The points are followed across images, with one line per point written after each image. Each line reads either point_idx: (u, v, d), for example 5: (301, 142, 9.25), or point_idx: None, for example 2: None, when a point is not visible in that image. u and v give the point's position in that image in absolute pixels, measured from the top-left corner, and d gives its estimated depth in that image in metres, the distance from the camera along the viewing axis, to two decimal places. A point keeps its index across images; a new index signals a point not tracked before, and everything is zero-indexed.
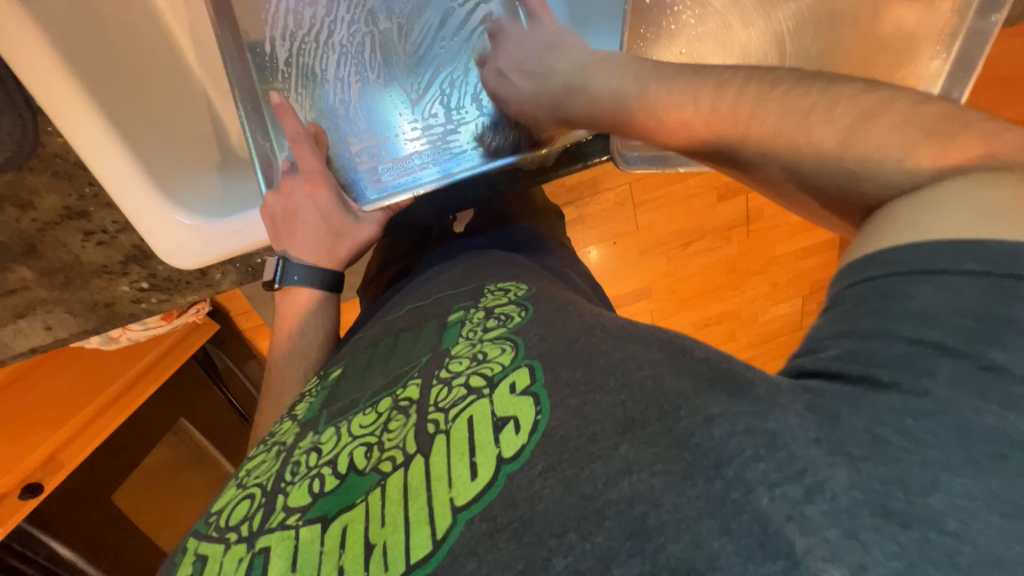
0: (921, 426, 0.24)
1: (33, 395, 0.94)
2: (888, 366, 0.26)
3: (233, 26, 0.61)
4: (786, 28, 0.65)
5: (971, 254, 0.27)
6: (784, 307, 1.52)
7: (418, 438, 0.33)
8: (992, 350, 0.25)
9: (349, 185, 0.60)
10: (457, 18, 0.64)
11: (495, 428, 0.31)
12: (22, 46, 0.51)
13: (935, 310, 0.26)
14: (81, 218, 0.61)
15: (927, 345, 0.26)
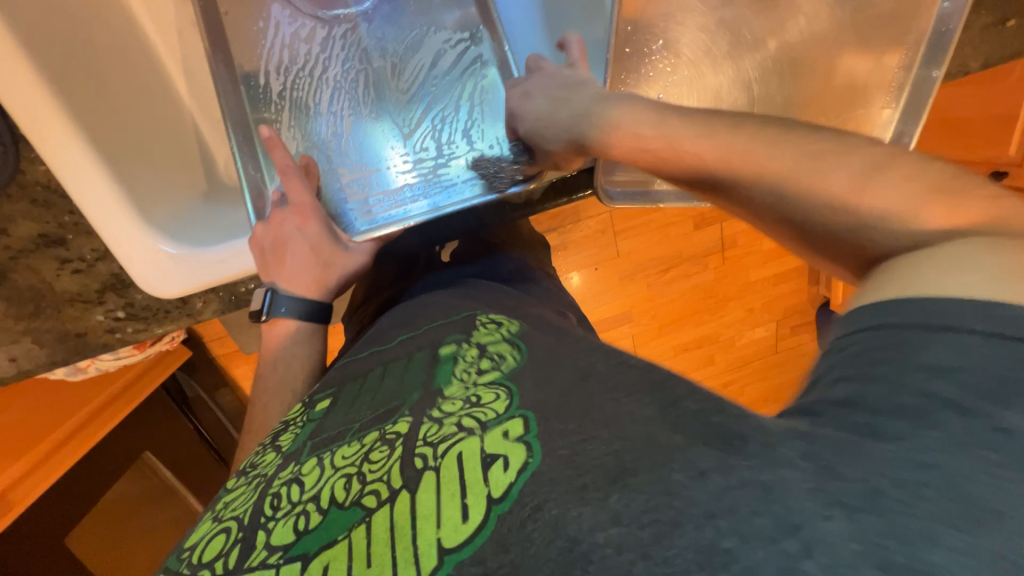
0: (919, 478, 0.25)
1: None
2: (899, 415, 0.27)
3: (227, 60, 0.63)
4: (753, 75, 0.71)
5: (961, 316, 0.28)
6: (761, 330, 1.58)
7: (404, 472, 0.33)
8: (993, 411, 0.26)
9: (339, 216, 0.60)
10: (449, 59, 0.67)
11: (483, 466, 0.31)
12: (9, 76, 0.50)
13: (947, 363, 0.28)
14: (57, 246, 0.59)
15: (937, 398, 0.27)
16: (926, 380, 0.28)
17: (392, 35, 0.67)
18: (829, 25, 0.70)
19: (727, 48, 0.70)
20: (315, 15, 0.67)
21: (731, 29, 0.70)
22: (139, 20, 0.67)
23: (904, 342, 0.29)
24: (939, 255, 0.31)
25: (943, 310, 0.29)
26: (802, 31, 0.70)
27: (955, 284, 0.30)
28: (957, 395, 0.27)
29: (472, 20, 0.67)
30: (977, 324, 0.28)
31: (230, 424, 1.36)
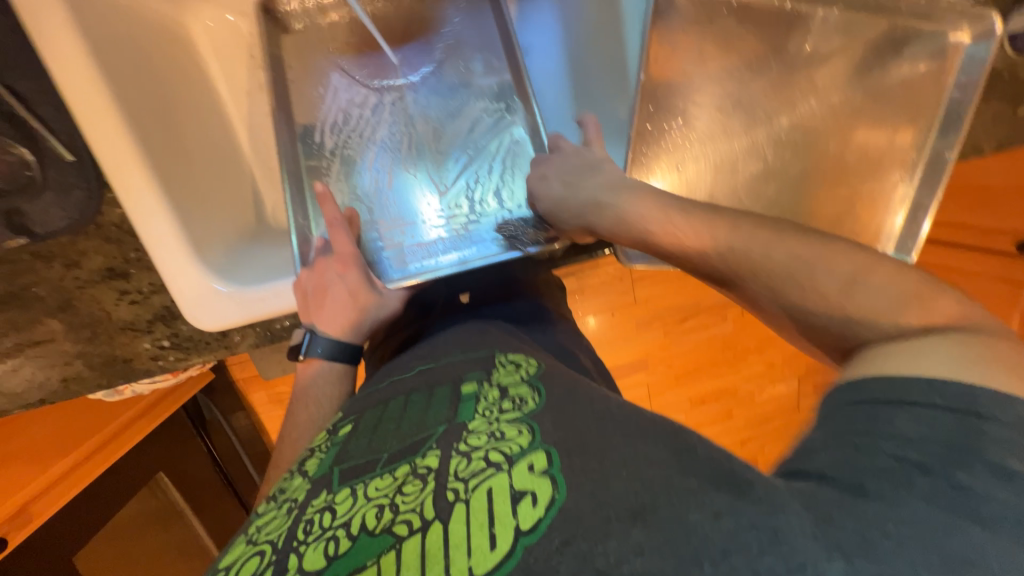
0: (906, 531, 0.26)
1: (24, 438, 0.94)
2: (877, 477, 0.29)
3: (288, 120, 0.70)
4: (769, 147, 0.74)
5: (926, 391, 0.31)
6: (781, 387, 1.54)
7: (436, 504, 0.35)
8: (962, 474, 0.28)
9: (374, 263, 0.65)
10: (486, 126, 0.73)
11: (512, 500, 0.33)
12: (104, 133, 0.58)
13: (920, 437, 0.30)
14: (119, 278, 0.65)
15: (912, 463, 0.29)
16: (951, 458, 0.28)
17: (436, 103, 0.74)
18: (846, 102, 0.73)
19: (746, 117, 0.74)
20: (369, 83, 0.74)
21: (745, 105, 0.73)
22: (214, 85, 0.76)
23: (932, 419, 0.30)
24: (962, 346, 0.33)
25: (965, 393, 0.30)
26: (818, 106, 0.74)
27: (924, 362, 0.32)
28: (932, 461, 0.29)
29: (507, 91, 0.74)
30: (939, 400, 0.30)
31: (241, 451, 1.37)
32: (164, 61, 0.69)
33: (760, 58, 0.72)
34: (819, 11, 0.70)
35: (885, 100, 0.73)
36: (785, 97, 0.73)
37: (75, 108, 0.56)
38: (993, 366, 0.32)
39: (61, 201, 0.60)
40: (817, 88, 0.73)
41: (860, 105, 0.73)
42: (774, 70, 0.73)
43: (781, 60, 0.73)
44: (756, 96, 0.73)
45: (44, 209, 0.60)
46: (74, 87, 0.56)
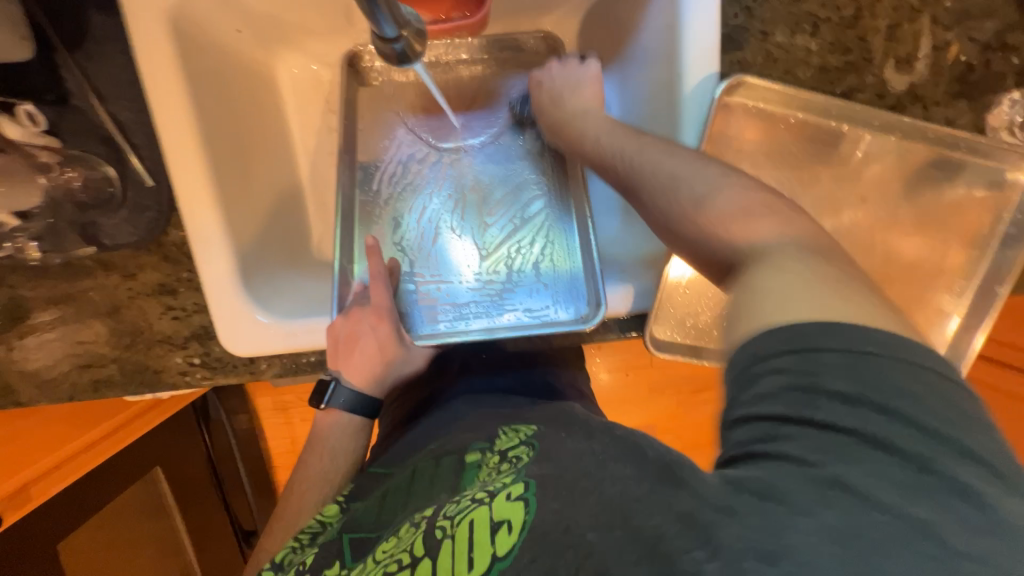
0: (782, 488, 0.31)
1: (31, 420, 1.00)
2: (784, 438, 0.33)
3: (351, 165, 0.73)
4: None
5: (820, 332, 0.35)
6: None
7: (426, 543, 0.41)
8: (847, 422, 0.32)
9: (407, 316, 0.69)
10: (534, 198, 0.75)
11: (491, 529, 0.38)
12: (185, 164, 0.62)
13: (815, 390, 0.34)
14: (168, 295, 0.68)
15: (799, 415, 0.33)
16: (861, 411, 0.33)
17: (491, 169, 0.77)
18: (900, 214, 0.71)
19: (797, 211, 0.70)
20: (431, 142, 0.78)
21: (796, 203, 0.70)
22: (287, 119, 0.79)
23: (851, 371, 0.34)
24: (814, 266, 0.40)
25: (862, 346, 0.34)
26: (869, 214, 0.71)
27: (803, 307, 0.37)
28: (813, 409, 0.33)
29: (558, 165, 0.76)
30: (835, 345, 0.35)
31: (236, 449, 1.38)
32: (247, 92, 0.72)
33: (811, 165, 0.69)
34: (873, 135, 0.68)
35: (941, 219, 0.71)
36: (828, 202, 0.70)
37: (166, 140, 0.61)
38: (850, 296, 0.38)
39: (133, 219, 0.64)
40: (867, 200, 0.70)
41: (915, 220, 0.71)
42: (823, 178, 0.70)
43: (832, 175, 0.70)
44: (802, 209, 0.70)
45: (115, 224, 0.64)
46: (168, 122, 0.61)
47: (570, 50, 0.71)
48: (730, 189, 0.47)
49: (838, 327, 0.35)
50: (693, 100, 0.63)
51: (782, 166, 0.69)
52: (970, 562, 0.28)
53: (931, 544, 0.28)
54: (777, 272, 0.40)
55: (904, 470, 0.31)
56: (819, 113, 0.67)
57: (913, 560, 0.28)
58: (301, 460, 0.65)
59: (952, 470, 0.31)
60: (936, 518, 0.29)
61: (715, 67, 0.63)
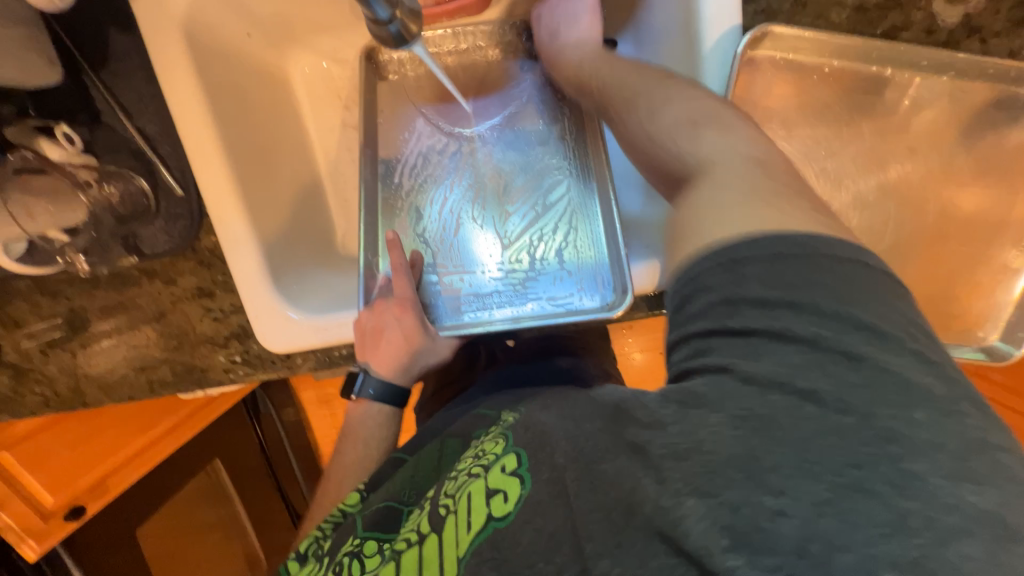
0: (713, 400, 0.34)
1: (99, 419, 1.04)
2: (733, 352, 0.35)
3: (371, 159, 0.74)
4: (858, 209, 0.65)
5: (768, 243, 0.36)
6: None
7: (431, 520, 0.46)
8: (786, 329, 0.34)
9: (430, 307, 0.69)
10: (555, 183, 0.74)
11: (488, 496, 0.42)
12: (210, 171, 0.64)
13: (755, 303, 0.35)
14: (207, 297, 0.72)
15: (743, 330, 0.35)
16: (775, 314, 0.35)
17: (508, 154, 0.76)
18: (957, 164, 0.64)
19: (837, 170, 0.64)
20: (448, 131, 0.78)
21: (837, 160, 0.64)
22: (303, 119, 0.80)
23: (771, 276, 0.35)
24: (748, 176, 0.41)
25: (798, 247, 0.36)
26: (920, 167, 0.64)
27: (738, 221, 0.38)
28: (755, 321, 0.35)
29: (580, 147, 0.74)
30: (768, 253, 0.36)
31: (287, 440, 1.43)
32: (262, 95, 0.73)
33: (853, 118, 0.64)
34: (923, 78, 0.61)
35: (1006, 166, 0.64)
36: (871, 157, 0.64)
37: (190, 149, 0.64)
38: (764, 201, 0.39)
39: (168, 228, 0.67)
40: (917, 152, 0.64)
41: (974, 170, 0.64)
42: (865, 131, 0.64)
43: (873, 127, 0.64)
44: (842, 167, 0.64)
45: (153, 232, 0.68)
46: (190, 132, 0.63)
47: (577, 12, 0.66)
48: (703, 132, 0.46)
49: (770, 235, 0.36)
50: (715, 59, 0.59)
51: (816, 122, 0.64)
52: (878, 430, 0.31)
53: (864, 434, 0.31)
54: (717, 189, 0.41)
55: (835, 362, 0.33)
56: (858, 60, 0.61)
57: (829, 441, 0.31)
58: (336, 450, 0.68)
59: (867, 353, 0.33)
60: (875, 410, 0.31)
61: (737, 22, 0.58)
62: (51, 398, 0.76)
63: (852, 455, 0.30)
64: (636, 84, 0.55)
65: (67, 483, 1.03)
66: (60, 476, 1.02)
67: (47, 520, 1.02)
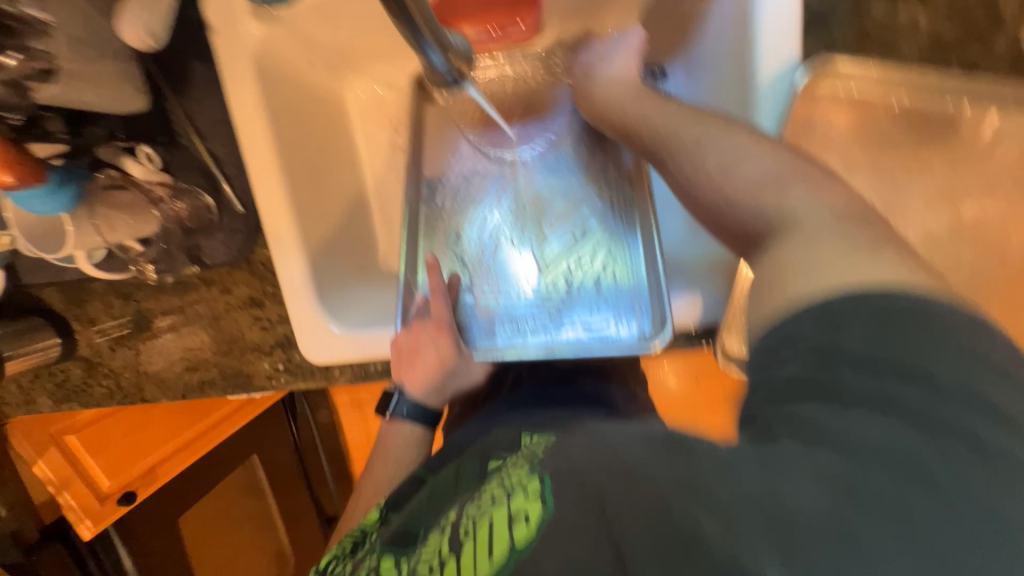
0: (802, 461, 0.30)
1: (155, 411, 1.14)
2: (819, 407, 0.32)
3: (416, 181, 0.76)
4: (926, 246, 0.60)
5: (853, 296, 0.34)
6: None
7: (447, 542, 0.39)
8: (885, 390, 0.31)
9: (465, 328, 0.70)
10: (594, 209, 0.73)
11: (510, 523, 0.35)
12: (269, 190, 0.69)
13: (847, 358, 0.32)
14: (257, 307, 0.76)
15: (831, 386, 0.32)
16: (882, 378, 0.31)
17: (551, 177, 0.76)
18: None
19: (905, 204, 0.60)
20: (491, 155, 0.79)
21: (905, 193, 0.60)
22: (354, 137, 0.82)
23: (872, 333, 0.33)
24: (829, 228, 0.39)
25: (893, 304, 0.33)
26: (1005, 203, 0.58)
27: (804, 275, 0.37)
28: (849, 378, 0.32)
29: (621, 173, 0.74)
30: (862, 307, 0.34)
31: (321, 442, 1.50)
32: (320, 115, 0.77)
33: (926, 149, 0.59)
34: (1010, 108, 0.56)
35: None
36: (946, 191, 0.59)
37: (252, 170, 0.68)
38: (850, 256, 0.37)
39: (227, 241, 0.72)
40: (1000, 187, 0.58)
41: None
42: (941, 163, 0.59)
43: (949, 164, 0.58)
44: (910, 205, 0.60)
45: (215, 244, 0.72)
46: (254, 153, 0.68)
47: (619, 45, 0.66)
48: (756, 146, 0.47)
49: (863, 289, 0.34)
50: (769, 95, 0.58)
51: (883, 158, 0.59)
52: (982, 527, 0.28)
53: (969, 519, 0.28)
54: (796, 236, 0.40)
55: (947, 444, 0.29)
56: (934, 88, 0.57)
57: (937, 535, 0.27)
58: (368, 466, 0.70)
59: (989, 441, 0.29)
60: (982, 494, 0.28)
61: (794, 53, 0.57)
62: (115, 391, 0.83)
63: (957, 553, 0.27)
64: (687, 114, 0.53)
65: (125, 468, 1.11)
66: (117, 460, 1.10)
67: (104, 501, 1.09)
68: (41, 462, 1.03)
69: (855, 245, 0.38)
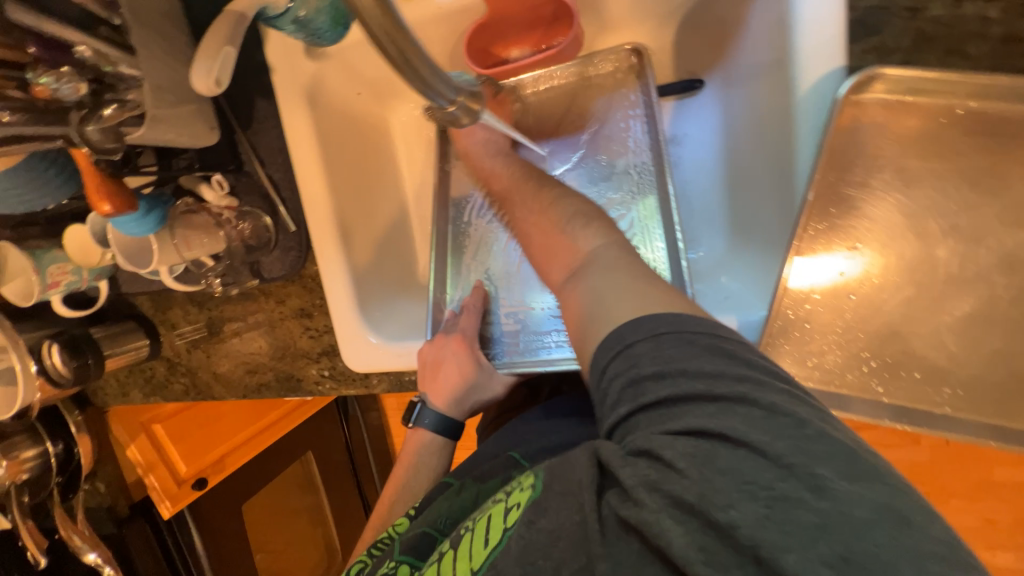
0: (656, 463, 0.35)
1: (227, 406, 1.25)
2: (651, 419, 0.38)
3: (445, 199, 0.79)
4: (1007, 271, 0.53)
5: (635, 326, 0.43)
6: (1006, 556, 1.14)
7: (452, 539, 0.44)
8: (688, 390, 0.38)
9: (493, 342, 0.73)
10: (619, 218, 0.72)
11: (504, 512, 0.41)
12: (318, 212, 0.75)
13: (656, 377, 0.39)
14: (306, 317, 0.83)
15: (652, 403, 0.39)
16: (674, 383, 0.39)
17: (579, 187, 0.75)
18: None
19: (977, 222, 0.53)
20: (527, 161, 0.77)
21: (976, 210, 0.53)
22: (398, 158, 0.88)
23: (657, 354, 0.41)
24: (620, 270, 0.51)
25: (672, 327, 0.42)
26: None
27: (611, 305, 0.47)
28: (662, 394, 0.39)
29: (646, 183, 0.72)
30: (651, 333, 0.42)
31: (369, 443, 1.57)
32: (365, 140, 0.83)
33: (1001, 162, 0.52)
34: None
35: None
36: None
37: (304, 193, 0.75)
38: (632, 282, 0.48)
39: (282, 257, 0.80)
40: None
41: None
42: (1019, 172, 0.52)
43: None
44: (981, 221, 0.53)
45: (272, 260, 0.80)
46: (306, 180, 0.74)
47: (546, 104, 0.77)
48: (593, 234, 0.57)
49: (644, 322, 0.43)
50: (807, 107, 0.55)
51: (947, 172, 0.54)
52: (803, 457, 0.32)
53: (794, 458, 0.32)
54: (606, 275, 0.51)
55: (740, 418, 0.35)
56: (1006, 97, 0.51)
57: (774, 476, 0.32)
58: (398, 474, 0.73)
59: (775, 403, 0.36)
60: (785, 440, 0.33)
61: (838, 63, 0.53)
62: (190, 388, 0.93)
63: (800, 485, 0.31)
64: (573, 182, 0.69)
65: (200, 457, 1.24)
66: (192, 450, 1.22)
67: (180, 485, 1.22)
68: (132, 446, 1.18)
69: (663, 293, 0.46)
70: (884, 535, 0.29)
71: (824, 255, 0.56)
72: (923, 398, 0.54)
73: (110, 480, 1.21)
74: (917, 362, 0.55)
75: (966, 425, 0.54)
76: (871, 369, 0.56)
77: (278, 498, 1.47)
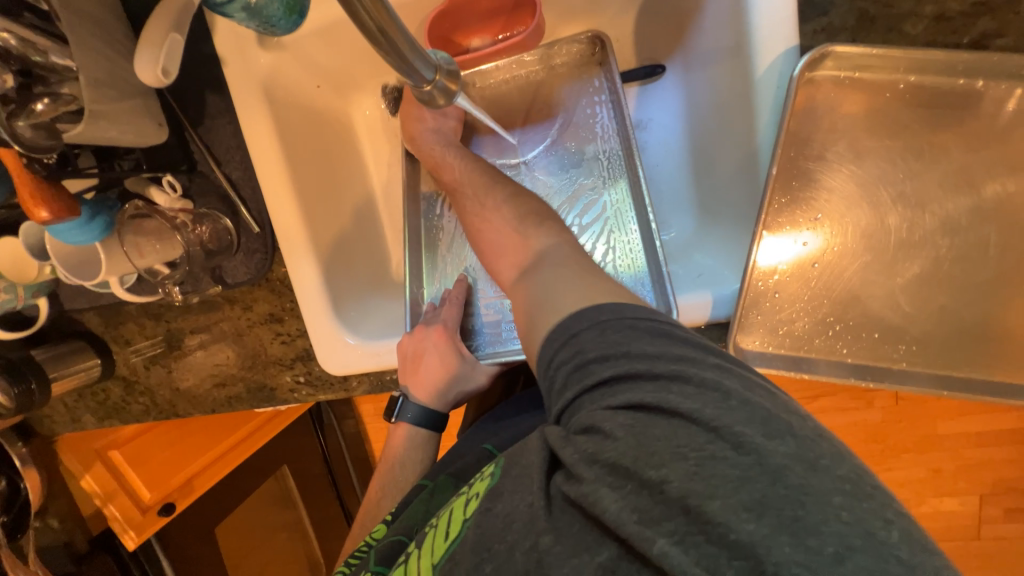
0: (596, 437, 0.35)
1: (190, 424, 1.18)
2: (592, 399, 0.39)
3: (415, 193, 0.77)
4: (949, 233, 0.58)
5: (576, 307, 0.45)
6: (953, 502, 1.24)
7: (417, 539, 0.44)
8: (626, 368, 0.39)
9: (474, 334, 0.72)
10: (592, 202, 0.73)
11: (464, 504, 0.41)
12: (283, 212, 0.71)
13: (597, 359, 0.40)
14: (276, 323, 0.79)
15: (594, 384, 0.39)
16: (615, 363, 0.39)
17: (551, 174, 0.76)
18: None
19: (922, 189, 0.58)
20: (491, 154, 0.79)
21: (920, 178, 0.58)
22: (363, 153, 0.85)
23: (601, 337, 0.41)
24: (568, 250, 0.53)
25: (614, 312, 0.43)
26: None
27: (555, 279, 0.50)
28: (603, 374, 0.39)
29: (616, 167, 0.73)
30: (594, 318, 0.43)
31: (348, 452, 1.53)
32: (328, 135, 0.80)
33: (938, 133, 0.57)
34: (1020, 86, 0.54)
35: None
36: (964, 174, 0.57)
37: (266, 192, 0.71)
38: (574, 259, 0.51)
39: (247, 261, 0.76)
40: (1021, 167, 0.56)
41: None
42: (954, 141, 0.57)
43: (962, 143, 0.57)
44: (925, 189, 0.58)
45: (236, 264, 0.76)
46: (267, 178, 0.70)
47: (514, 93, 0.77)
48: (540, 221, 0.60)
49: (586, 309, 0.44)
50: (767, 84, 0.57)
51: (893, 144, 0.58)
52: (734, 421, 0.34)
53: (723, 422, 0.33)
54: (554, 262, 0.52)
55: (675, 391, 0.36)
56: (941, 71, 0.55)
57: (704, 440, 0.33)
58: (384, 476, 0.71)
59: (707, 374, 0.37)
60: (717, 407, 0.34)
61: (793, 43, 0.56)
62: (151, 407, 0.87)
63: (728, 448, 0.32)
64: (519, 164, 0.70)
65: (164, 480, 1.16)
66: (156, 474, 1.15)
67: (145, 513, 1.13)
68: (87, 477, 1.09)
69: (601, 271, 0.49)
70: (797, 483, 0.31)
71: (789, 232, 0.59)
72: (883, 356, 0.58)
73: (65, 515, 1.11)
74: (876, 323, 0.59)
75: (922, 378, 0.58)
76: (836, 333, 0.59)
77: (253, 518, 1.39)
